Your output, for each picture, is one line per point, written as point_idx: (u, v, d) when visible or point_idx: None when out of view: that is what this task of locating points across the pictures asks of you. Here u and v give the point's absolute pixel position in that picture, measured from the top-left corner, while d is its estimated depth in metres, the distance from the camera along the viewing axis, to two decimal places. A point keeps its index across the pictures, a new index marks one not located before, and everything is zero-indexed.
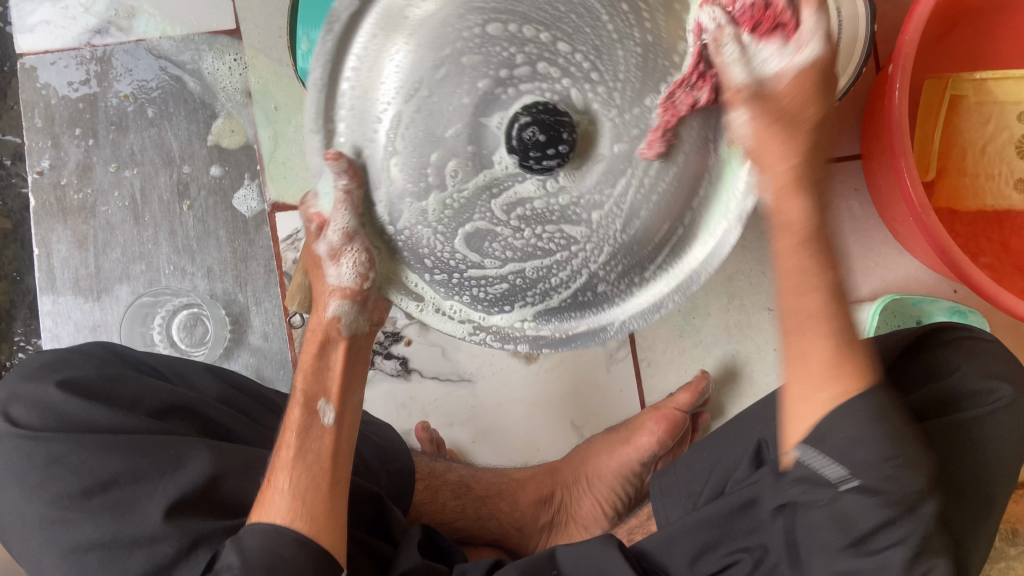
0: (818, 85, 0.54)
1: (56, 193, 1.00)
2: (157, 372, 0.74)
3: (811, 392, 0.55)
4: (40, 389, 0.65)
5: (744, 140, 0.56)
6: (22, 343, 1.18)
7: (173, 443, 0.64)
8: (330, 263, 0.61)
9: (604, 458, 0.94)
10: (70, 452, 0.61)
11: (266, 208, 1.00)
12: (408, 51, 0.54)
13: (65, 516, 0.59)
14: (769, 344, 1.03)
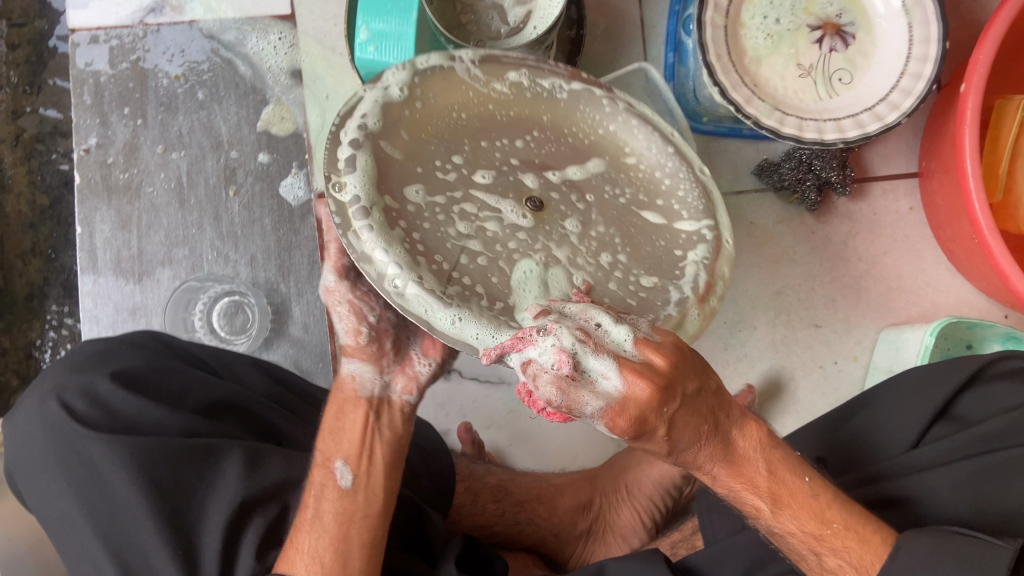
0: (643, 417, 0.50)
1: (102, 172, 0.99)
2: (204, 363, 0.73)
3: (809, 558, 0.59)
4: (89, 381, 0.64)
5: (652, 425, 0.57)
6: (55, 321, 1.17)
7: (217, 449, 0.62)
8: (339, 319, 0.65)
9: (644, 467, 0.93)
10: (114, 446, 0.59)
11: (313, 197, 0.99)
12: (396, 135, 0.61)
13: (109, 521, 0.58)
14: (816, 362, 1.03)
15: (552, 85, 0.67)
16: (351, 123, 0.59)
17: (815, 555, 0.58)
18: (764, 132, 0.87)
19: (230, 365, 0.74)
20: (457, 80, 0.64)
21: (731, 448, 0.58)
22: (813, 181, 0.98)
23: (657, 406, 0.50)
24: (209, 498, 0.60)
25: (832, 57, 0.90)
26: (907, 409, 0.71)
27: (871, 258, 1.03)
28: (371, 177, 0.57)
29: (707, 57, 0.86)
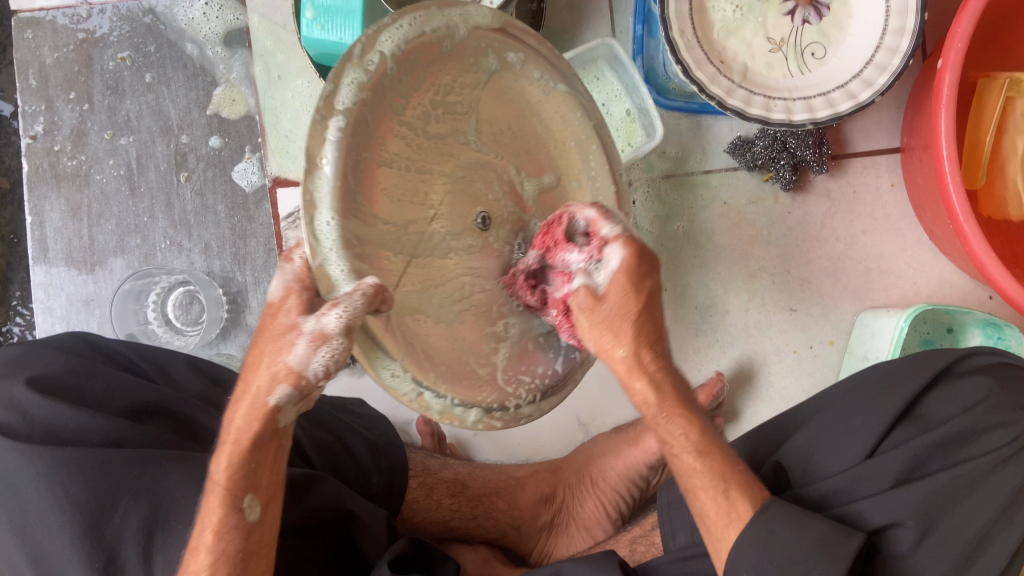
0: (635, 275, 0.54)
1: (50, 160, 0.96)
2: (136, 366, 0.68)
3: (732, 506, 0.57)
4: (5, 389, 0.60)
5: (585, 333, 0.56)
6: (19, 307, 1.16)
7: (139, 461, 0.59)
8: (307, 347, 0.49)
9: (609, 459, 0.90)
10: (30, 458, 0.56)
11: (267, 182, 0.96)
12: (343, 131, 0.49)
13: (20, 538, 0.55)
14: (790, 347, 1.00)
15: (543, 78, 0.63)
16: (343, 89, 0.49)
17: (721, 495, 0.57)
18: (730, 114, 0.82)
19: (162, 365, 0.70)
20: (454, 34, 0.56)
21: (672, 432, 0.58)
22: (786, 159, 0.94)
23: (641, 278, 0.55)
24: (129, 513, 0.56)
25: (806, 30, 0.84)
26: (869, 409, 0.67)
27: (850, 238, 0.99)
28: (357, 170, 0.50)
29: (669, 34, 0.81)
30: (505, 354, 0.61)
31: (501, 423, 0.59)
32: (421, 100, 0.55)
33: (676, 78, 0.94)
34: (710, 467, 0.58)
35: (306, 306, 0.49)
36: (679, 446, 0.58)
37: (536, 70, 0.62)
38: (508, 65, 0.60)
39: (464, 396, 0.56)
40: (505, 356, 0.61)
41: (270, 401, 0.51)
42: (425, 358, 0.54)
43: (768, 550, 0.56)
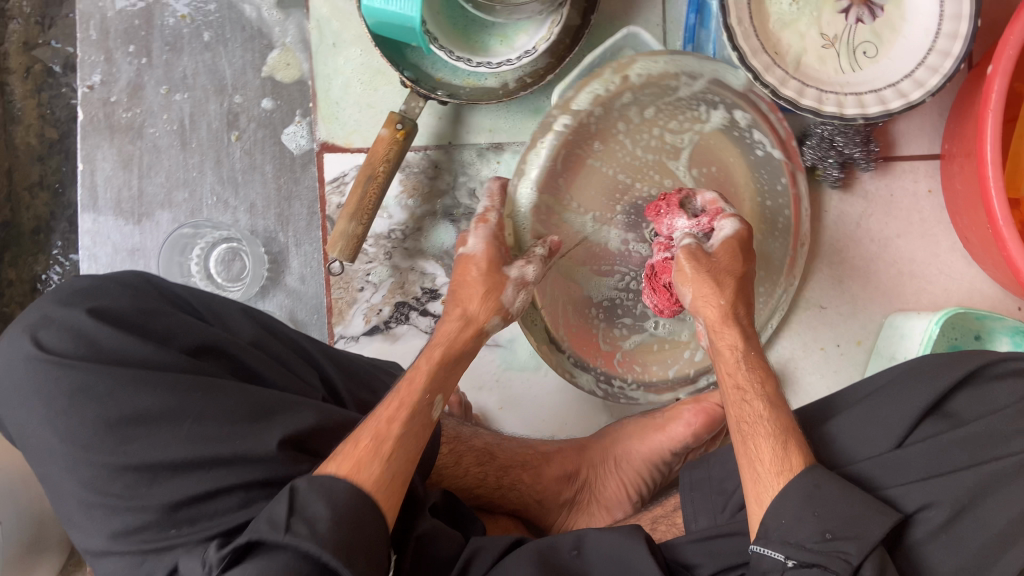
0: (740, 250, 0.73)
1: (105, 110, 0.98)
2: (193, 307, 0.71)
3: (789, 442, 0.63)
4: (74, 317, 0.63)
5: (685, 287, 0.73)
6: (59, 256, 1.18)
7: (201, 384, 0.62)
8: (512, 287, 0.76)
9: (634, 441, 0.91)
10: (96, 381, 0.60)
11: (316, 147, 0.98)
12: (566, 124, 0.86)
13: (86, 452, 0.58)
14: (818, 344, 1.01)
15: (757, 141, 0.91)
16: (583, 94, 0.85)
17: (784, 445, 0.63)
18: (782, 104, 0.83)
19: (218, 309, 0.72)
20: (693, 84, 0.88)
21: (752, 381, 0.68)
22: (835, 158, 0.95)
23: (745, 250, 0.73)
24: (192, 430, 0.59)
25: (859, 29, 0.86)
26: (898, 400, 0.67)
27: (884, 240, 1.00)
28: (567, 157, 0.87)
29: (726, 20, 0.82)
30: (633, 342, 0.95)
31: (603, 391, 0.95)
32: (654, 123, 0.89)
33: None
34: (778, 418, 0.65)
35: (504, 256, 0.78)
36: (752, 394, 0.67)
37: (752, 130, 0.90)
38: (729, 119, 0.90)
39: (581, 361, 0.94)
40: (632, 344, 0.95)
41: (484, 324, 0.76)
42: (561, 321, 0.92)
43: (811, 504, 0.59)
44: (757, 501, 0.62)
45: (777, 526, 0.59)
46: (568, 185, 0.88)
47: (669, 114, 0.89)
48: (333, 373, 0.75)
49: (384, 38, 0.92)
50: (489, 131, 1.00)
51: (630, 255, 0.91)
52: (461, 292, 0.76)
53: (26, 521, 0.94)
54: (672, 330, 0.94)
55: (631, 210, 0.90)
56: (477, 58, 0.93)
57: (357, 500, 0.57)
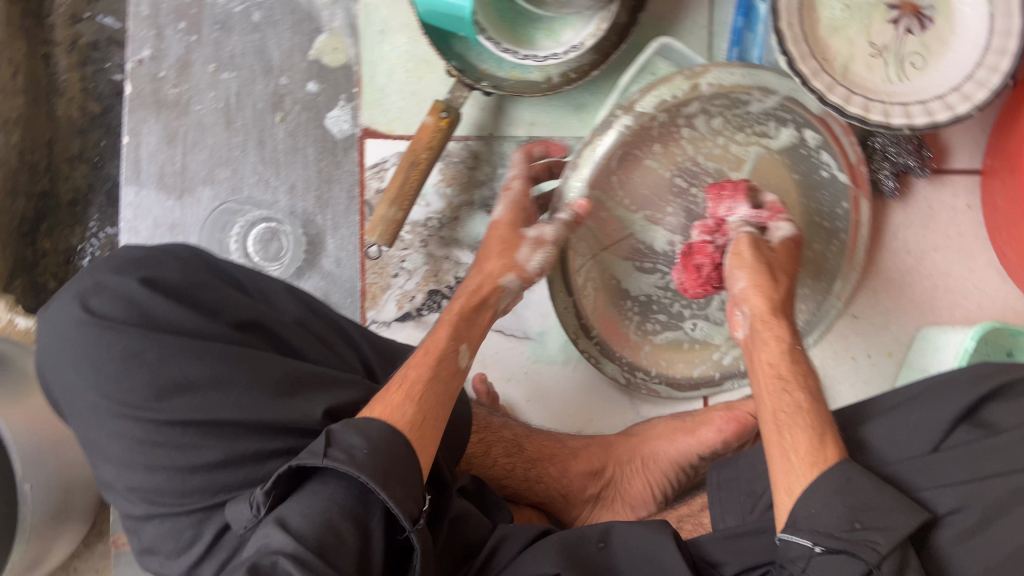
0: (794, 255, 0.78)
1: (152, 86, 0.99)
2: (239, 283, 0.72)
3: (826, 443, 0.63)
4: (127, 285, 0.64)
5: (735, 273, 0.75)
6: (95, 229, 1.19)
7: (248, 356, 0.63)
8: (530, 247, 0.78)
9: (662, 443, 0.90)
10: (147, 349, 0.61)
11: (358, 132, 0.99)
12: (626, 125, 0.85)
13: (135, 416, 0.59)
14: (848, 353, 1.01)
15: (824, 163, 0.91)
16: (651, 97, 0.84)
17: (820, 439, 0.63)
18: (829, 110, 0.84)
19: (264, 286, 0.72)
20: (765, 101, 0.88)
21: (794, 375, 0.68)
22: (888, 168, 0.97)
23: (795, 253, 0.78)
24: (238, 399, 0.61)
25: (908, 39, 0.86)
26: (933, 406, 0.67)
27: (920, 253, 1.00)
28: (623, 156, 0.87)
29: (777, 24, 0.83)
30: (665, 338, 0.96)
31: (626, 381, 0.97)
32: (719, 133, 0.89)
33: None
34: (818, 410, 0.65)
35: (524, 216, 0.80)
36: (793, 385, 0.67)
37: (820, 152, 0.90)
38: (798, 137, 0.90)
39: (608, 348, 0.95)
40: (664, 339, 0.96)
41: (502, 282, 0.77)
42: (593, 309, 0.94)
43: (840, 494, 0.59)
44: (786, 492, 0.62)
45: (805, 513, 0.59)
46: (621, 184, 0.88)
47: (737, 127, 0.89)
48: (371, 357, 0.76)
49: (434, 27, 0.93)
50: (530, 124, 1.00)
51: (675, 256, 0.91)
52: (487, 254, 0.78)
53: (54, 489, 0.95)
54: (707, 334, 0.95)
55: (683, 211, 0.89)
56: (523, 50, 0.93)
57: (388, 432, 0.59)
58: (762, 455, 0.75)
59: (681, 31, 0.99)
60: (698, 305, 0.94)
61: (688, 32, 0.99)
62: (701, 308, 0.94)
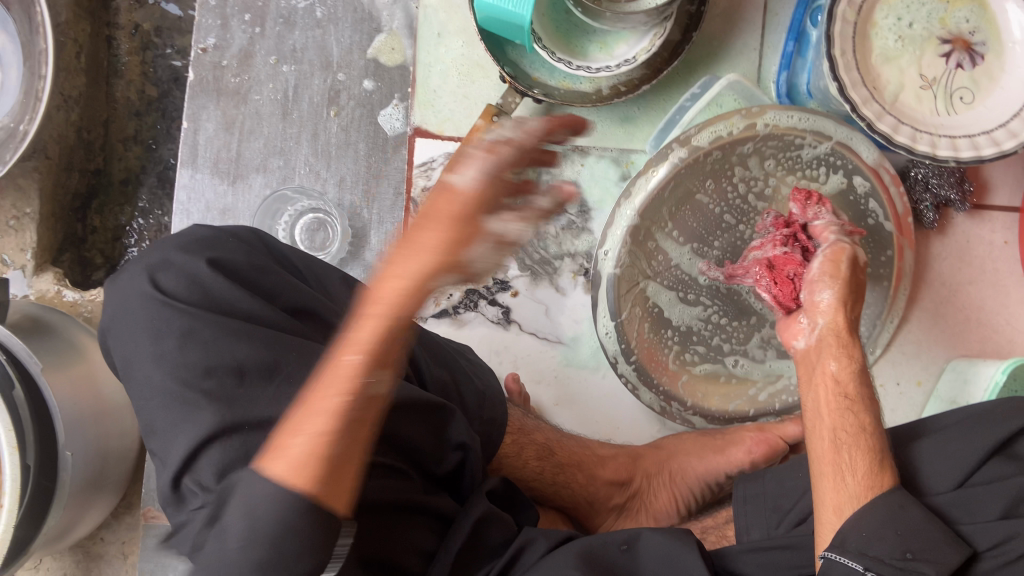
0: (857, 287, 0.79)
1: (214, 74, 1.02)
2: (300, 272, 0.75)
3: (883, 470, 0.65)
4: (194, 265, 0.67)
5: (824, 288, 0.77)
6: (143, 210, 1.22)
7: (297, 345, 0.66)
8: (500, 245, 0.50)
9: (692, 460, 0.93)
10: (205, 327, 0.64)
11: (409, 130, 1.01)
12: (682, 157, 0.90)
13: (183, 391, 0.61)
14: (878, 381, 1.01)
15: (871, 211, 0.95)
16: (705, 133, 0.90)
17: (877, 464, 0.65)
18: (877, 138, 0.85)
19: (320, 275, 0.76)
20: (816, 148, 0.93)
21: (860, 397, 0.71)
22: (929, 200, 0.98)
23: (862, 289, 0.80)
24: (281, 387, 0.63)
25: (958, 74, 0.87)
26: (966, 438, 0.67)
27: (955, 285, 1.01)
28: (675, 189, 0.92)
29: (831, 51, 0.84)
30: (703, 370, 0.98)
31: (666, 410, 0.98)
32: (771, 175, 0.94)
33: (817, 98, 0.96)
34: (878, 435, 0.68)
35: (496, 207, 0.50)
36: (858, 407, 0.70)
37: (868, 199, 0.95)
38: (847, 183, 0.94)
39: (646, 374, 0.96)
40: (701, 371, 0.98)
41: (438, 283, 0.51)
42: (638, 337, 0.95)
43: (894, 522, 0.62)
44: (836, 511, 0.63)
45: (856, 537, 0.61)
46: (671, 216, 0.93)
47: (788, 169, 0.94)
48: (419, 355, 0.77)
49: (490, 33, 0.96)
50: (576, 133, 1.02)
51: (718, 290, 0.96)
52: (416, 238, 0.50)
53: (92, 459, 0.97)
54: (748, 372, 0.99)
55: (729, 247, 0.94)
56: (576, 61, 0.95)
57: (292, 507, 0.50)
58: (793, 472, 0.76)
59: (732, 52, 1.01)
60: (738, 341, 0.98)
61: (739, 53, 1.02)
62: (742, 345, 0.98)
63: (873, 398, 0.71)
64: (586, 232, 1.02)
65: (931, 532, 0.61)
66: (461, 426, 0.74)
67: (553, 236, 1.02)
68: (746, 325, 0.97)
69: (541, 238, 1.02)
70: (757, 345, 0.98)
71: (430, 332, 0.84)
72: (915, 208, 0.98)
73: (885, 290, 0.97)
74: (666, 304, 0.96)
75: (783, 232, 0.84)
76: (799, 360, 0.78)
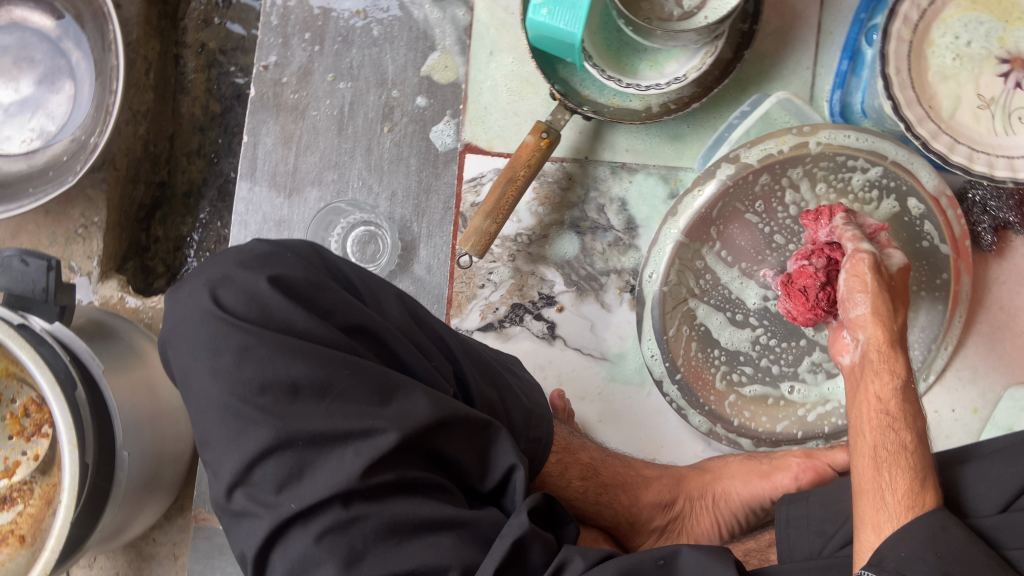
0: (897, 298, 0.78)
1: (275, 90, 1.06)
2: (354, 285, 0.76)
3: (923, 489, 0.63)
4: (250, 281, 0.69)
5: (861, 305, 0.75)
6: (205, 222, 1.27)
7: (350, 362, 0.67)
8: None
9: (736, 483, 0.91)
10: (259, 345, 0.66)
11: (459, 146, 1.03)
12: (730, 172, 0.93)
13: (240, 406, 0.65)
14: (932, 406, 0.98)
15: (930, 235, 0.93)
16: (755, 151, 0.93)
17: (919, 482, 0.64)
18: (931, 157, 0.85)
19: (376, 290, 0.77)
20: (868, 172, 0.93)
21: (903, 414, 0.69)
22: (987, 222, 0.96)
23: (896, 301, 0.78)
24: (334, 405, 0.66)
25: (1017, 94, 0.85)
26: (1013, 461, 0.65)
27: (1014, 311, 0.98)
28: (723, 206, 0.94)
29: (884, 69, 0.84)
30: (752, 391, 0.97)
31: (711, 429, 0.97)
32: (823, 198, 0.93)
33: (872, 117, 0.96)
34: (921, 454, 0.66)
35: None
36: (900, 424, 0.68)
37: (924, 221, 0.93)
38: (901, 207, 0.93)
39: (692, 394, 0.96)
40: (750, 392, 0.97)
41: None
42: (681, 356, 0.96)
43: (934, 542, 0.59)
44: (874, 530, 0.62)
45: (896, 557, 0.59)
46: (720, 234, 0.95)
47: (838, 192, 0.93)
48: (466, 370, 0.77)
49: (541, 51, 0.97)
50: (626, 151, 1.03)
51: (769, 310, 0.95)
52: None
53: (147, 461, 1.00)
54: (802, 396, 0.97)
55: (780, 266, 0.93)
56: (626, 79, 0.96)
57: None
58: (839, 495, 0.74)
59: (785, 71, 1.01)
60: (788, 363, 0.96)
61: (792, 72, 1.01)
62: (792, 367, 0.96)
63: (911, 411, 0.69)
64: (633, 249, 1.02)
65: (974, 555, 0.59)
66: (508, 448, 0.74)
67: (600, 252, 1.02)
68: (797, 347, 0.96)
69: (587, 253, 1.02)
70: (809, 367, 0.96)
71: (475, 341, 0.86)
72: (972, 229, 0.97)
73: (940, 314, 0.95)
74: (715, 323, 0.96)
75: (808, 247, 0.85)
76: (846, 375, 0.78)
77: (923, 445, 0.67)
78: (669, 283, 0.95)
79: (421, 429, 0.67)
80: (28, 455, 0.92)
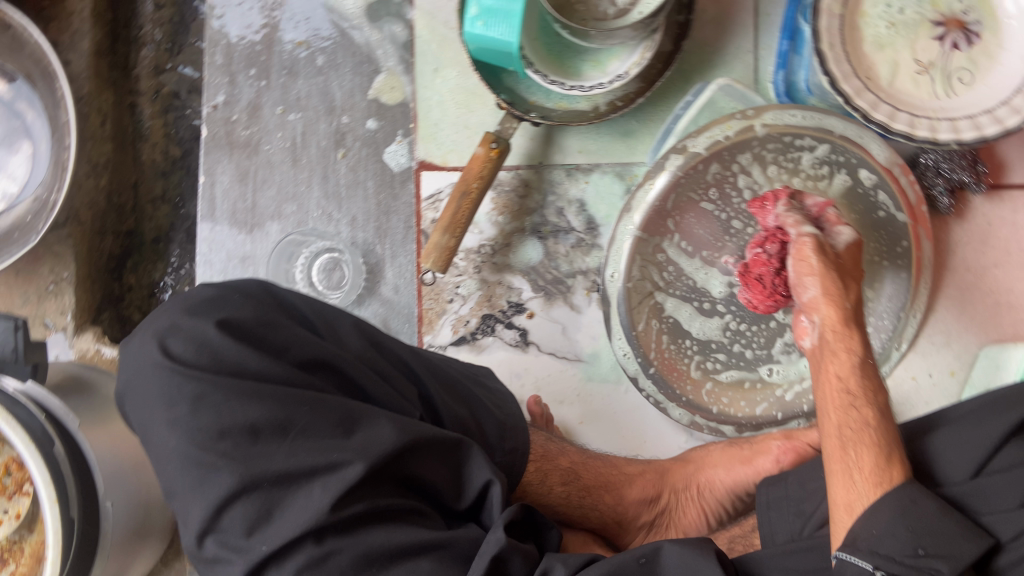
0: (851, 274, 0.78)
1: (226, 128, 1.06)
2: (307, 319, 0.76)
3: (891, 465, 0.63)
4: (198, 328, 0.70)
5: (812, 283, 0.76)
6: (176, 265, 1.27)
7: (309, 399, 0.68)
8: None
9: (719, 471, 0.91)
10: (214, 391, 0.66)
11: (414, 164, 1.04)
12: (679, 163, 0.93)
13: (200, 455, 0.64)
14: (909, 373, 0.98)
15: (885, 205, 0.93)
16: (701, 140, 0.92)
17: (886, 458, 0.63)
18: (873, 128, 0.85)
19: (332, 321, 0.77)
20: (816, 148, 0.93)
21: (863, 391, 0.69)
22: (942, 184, 0.96)
23: (851, 278, 0.78)
24: (296, 442, 0.65)
25: (955, 55, 0.86)
26: (981, 425, 0.65)
27: (980, 270, 0.98)
28: (677, 197, 0.94)
29: (817, 46, 0.84)
30: (728, 376, 0.97)
31: (691, 420, 0.97)
32: (775, 179, 0.93)
33: (816, 94, 0.96)
34: (886, 430, 0.65)
35: None
36: (862, 401, 0.68)
37: (877, 191, 0.93)
38: (853, 179, 0.93)
39: (667, 386, 0.96)
40: (727, 378, 0.97)
41: None
42: (653, 350, 0.96)
43: (904, 517, 0.59)
44: (847, 510, 0.62)
45: (868, 537, 0.59)
46: (678, 226, 0.95)
47: (790, 172, 0.93)
48: (431, 390, 0.78)
49: (484, 63, 0.97)
50: (579, 153, 1.03)
51: (735, 296, 0.95)
52: None
53: (136, 510, 1.00)
54: (780, 377, 0.97)
55: (741, 249, 0.94)
56: (570, 82, 0.96)
57: None
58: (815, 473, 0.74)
59: (727, 57, 1.02)
60: (761, 345, 0.96)
61: (734, 57, 1.02)
62: (765, 350, 0.96)
63: (872, 388, 0.69)
64: (596, 248, 1.02)
65: (946, 526, 0.59)
66: (481, 464, 0.74)
67: (564, 254, 1.02)
68: (767, 329, 0.96)
69: (551, 257, 1.03)
70: (782, 347, 0.96)
71: (439, 358, 0.86)
72: (929, 193, 0.97)
73: (905, 281, 0.95)
74: (683, 314, 0.96)
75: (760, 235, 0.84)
76: (809, 356, 0.78)
77: (889, 421, 0.66)
78: (632, 279, 0.95)
79: (387, 456, 0.67)
80: (10, 512, 0.91)
